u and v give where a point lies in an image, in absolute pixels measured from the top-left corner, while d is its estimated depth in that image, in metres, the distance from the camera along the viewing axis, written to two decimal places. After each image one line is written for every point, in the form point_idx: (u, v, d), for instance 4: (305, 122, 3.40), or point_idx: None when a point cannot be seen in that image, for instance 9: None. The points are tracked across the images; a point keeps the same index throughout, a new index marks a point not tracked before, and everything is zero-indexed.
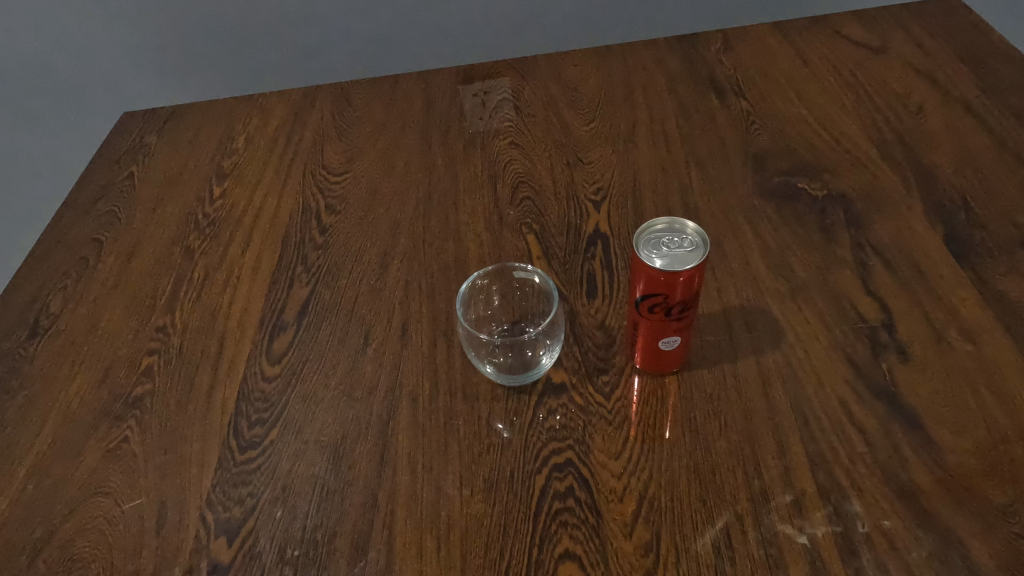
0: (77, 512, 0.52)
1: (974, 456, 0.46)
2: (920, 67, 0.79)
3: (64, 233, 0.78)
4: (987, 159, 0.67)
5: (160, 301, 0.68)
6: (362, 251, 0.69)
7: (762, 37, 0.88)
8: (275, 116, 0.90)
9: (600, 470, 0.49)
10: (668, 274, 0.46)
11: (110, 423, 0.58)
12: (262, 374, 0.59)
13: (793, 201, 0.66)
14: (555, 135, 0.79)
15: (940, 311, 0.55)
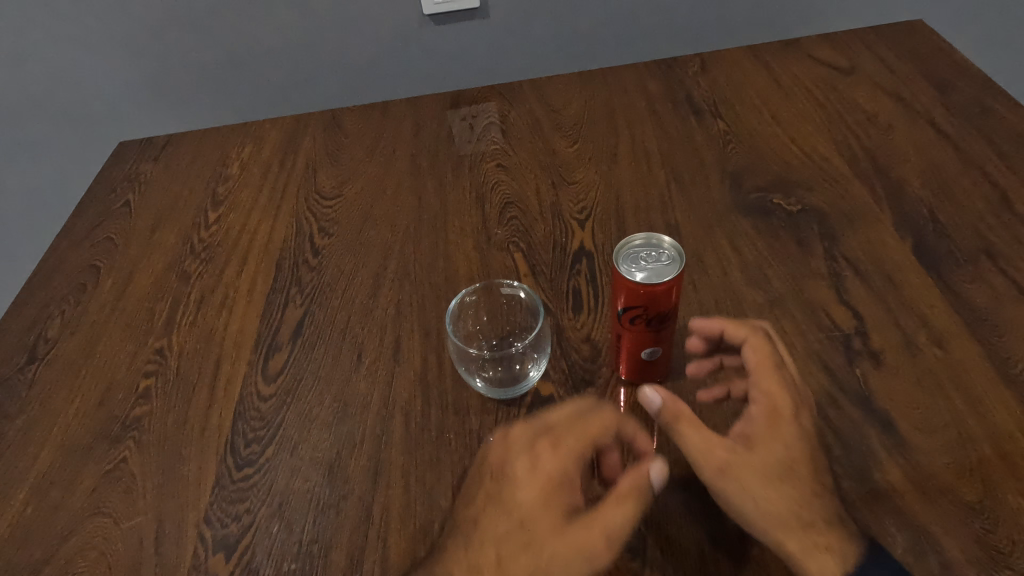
0: (76, 533, 0.53)
1: (944, 455, 0.49)
2: (887, 86, 0.83)
3: (62, 259, 0.79)
4: (952, 172, 0.70)
5: (158, 325, 0.69)
6: (355, 272, 0.71)
7: (737, 59, 0.92)
8: (268, 142, 0.92)
9: (588, 474, 0.51)
10: (647, 287, 0.48)
11: (109, 444, 0.59)
12: (258, 394, 0.60)
13: (770, 216, 0.69)
14: (541, 157, 0.82)
15: (910, 317, 0.57)
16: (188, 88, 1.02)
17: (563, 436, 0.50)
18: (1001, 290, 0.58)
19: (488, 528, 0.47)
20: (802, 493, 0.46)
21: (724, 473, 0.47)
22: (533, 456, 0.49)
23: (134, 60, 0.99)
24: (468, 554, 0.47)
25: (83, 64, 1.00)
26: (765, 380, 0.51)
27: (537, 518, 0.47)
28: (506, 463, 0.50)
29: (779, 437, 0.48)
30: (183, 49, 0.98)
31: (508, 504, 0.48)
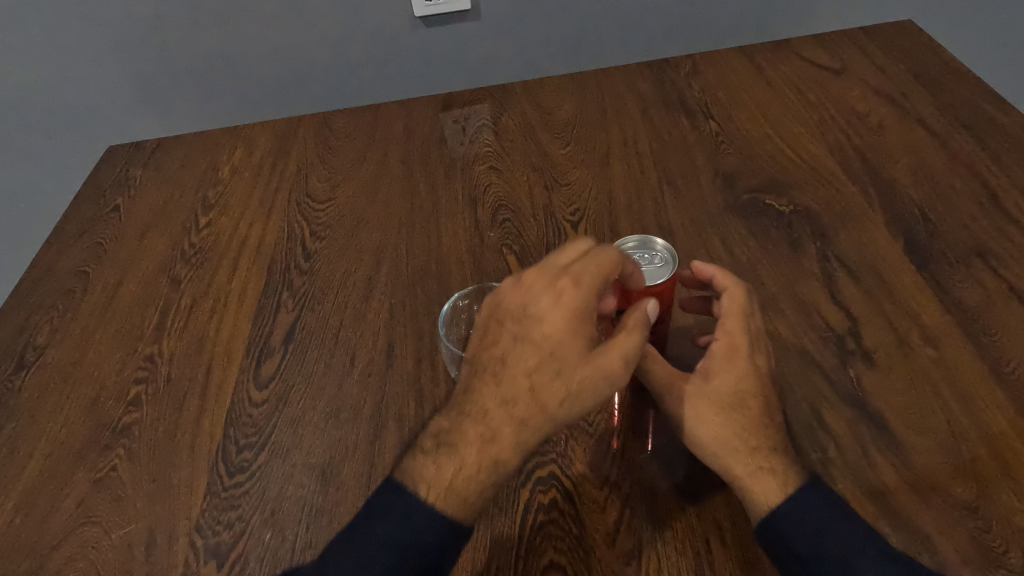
0: (65, 543, 0.52)
1: (938, 454, 0.49)
2: (878, 86, 0.83)
3: (51, 266, 0.78)
4: (942, 171, 0.70)
5: (148, 331, 0.68)
6: (348, 276, 0.70)
7: (729, 61, 0.92)
8: (259, 146, 0.92)
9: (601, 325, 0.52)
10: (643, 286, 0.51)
11: (99, 452, 0.58)
12: (249, 400, 0.60)
13: (762, 216, 0.69)
14: (533, 159, 0.82)
15: (903, 317, 0.58)
16: (179, 91, 1.02)
17: (580, 275, 0.49)
18: (993, 289, 0.59)
19: (517, 362, 0.49)
20: (750, 423, 0.47)
21: (678, 402, 0.49)
22: (555, 294, 0.49)
23: (123, 62, 0.98)
24: (499, 385, 0.48)
25: (71, 67, 0.99)
26: (730, 323, 0.51)
27: (565, 349, 0.48)
28: (528, 305, 0.50)
29: (731, 373, 0.49)
30: (173, 51, 0.97)
31: (534, 338, 0.49)
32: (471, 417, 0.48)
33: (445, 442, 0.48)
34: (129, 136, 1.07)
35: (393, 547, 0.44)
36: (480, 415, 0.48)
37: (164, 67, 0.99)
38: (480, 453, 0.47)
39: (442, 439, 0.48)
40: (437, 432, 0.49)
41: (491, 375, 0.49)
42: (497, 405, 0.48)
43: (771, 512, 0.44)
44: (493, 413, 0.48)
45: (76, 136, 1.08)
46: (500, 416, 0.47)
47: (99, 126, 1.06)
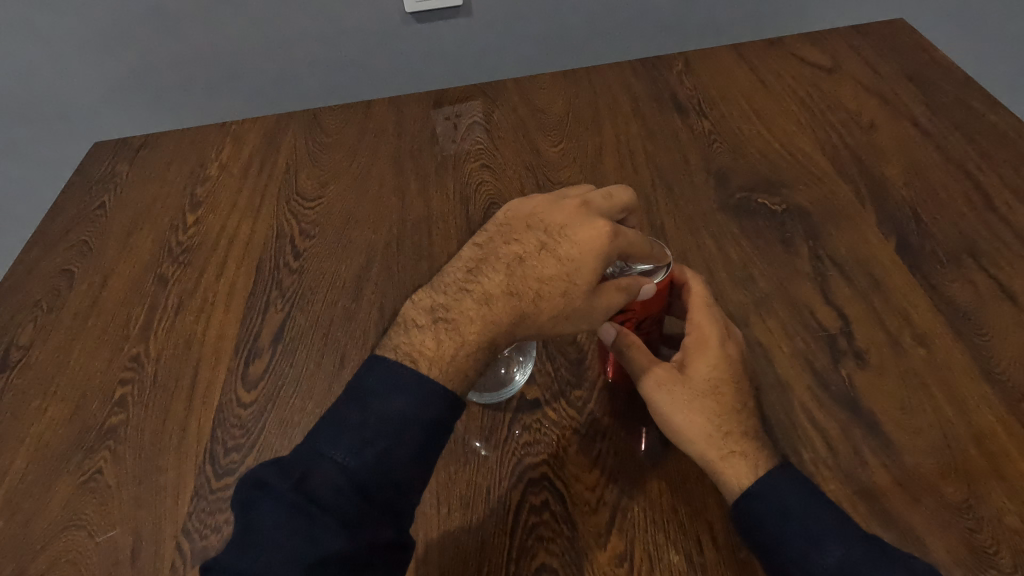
0: (48, 548, 0.52)
1: (930, 455, 0.49)
2: (869, 85, 0.83)
3: (35, 264, 0.77)
4: (934, 170, 0.70)
5: (134, 330, 0.67)
6: (337, 274, 0.70)
7: (722, 58, 0.92)
8: (248, 142, 0.91)
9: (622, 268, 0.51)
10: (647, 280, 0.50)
11: (83, 454, 0.57)
12: (238, 400, 0.59)
13: (754, 215, 0.69)
14: (525, 156, 0.81)
15: (895, 316, 0.58)
16: (164, 86, 1.00)
17: (623, 230, 0.49)
18: (984, 289, 0.59)
19: (531, 268, 0.49)
20: (722, 409, 0.47)
21: (658, 387, 0.49)
22: (596, 229, 0.49)
23: (105, 56, 0.97)
24: (509, 279, 0.49)
25: (53, 63, 0.97)
26: (698, 316, 0.50)
27: (582, 271, 0.48)
28: (562, 223, 0.50)
29: (703, 359, 0.49)
30: (158, 44, 0.95)
31: (559, 251, 0.49)
32: (475, 297, 0.49)
33: (446, 320, 0.48)
34: (114, 132, 1.06)
35: (393, 423, 0.44)
36: (483, 298, 0.49)
37: (148, 62, 0.97)
38: (481, 332, 0.47)
39: (441, 317, 0.49)
40: (434, 309, 0.50)
41: (504, 267, 0.50)
42: (502, 294, 0.48)
43: (745, 490, 0.45)
44: (498, 303, 0.48)
45: (59, 132, 1.06)
46: (504, 306, 0.48)
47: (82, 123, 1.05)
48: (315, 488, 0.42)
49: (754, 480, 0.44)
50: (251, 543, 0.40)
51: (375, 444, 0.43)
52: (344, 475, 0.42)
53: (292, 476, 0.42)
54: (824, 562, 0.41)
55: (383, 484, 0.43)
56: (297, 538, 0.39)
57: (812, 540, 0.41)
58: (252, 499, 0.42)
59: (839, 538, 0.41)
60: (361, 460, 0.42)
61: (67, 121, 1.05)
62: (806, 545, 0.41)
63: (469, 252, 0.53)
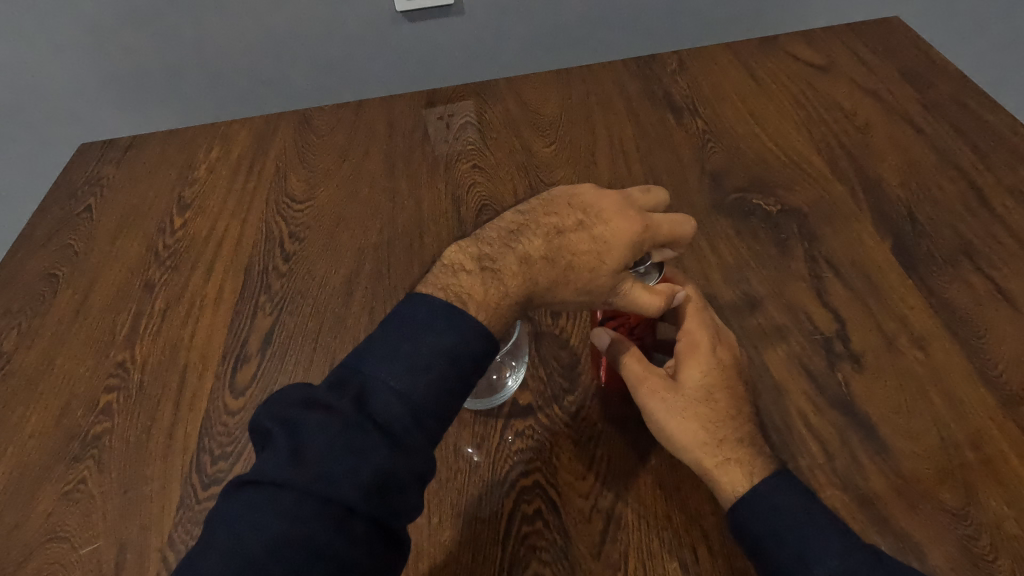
0: (30, 560, 0.50)
1: (927, 459, 0.48)
2: (864, 84, 0.82)
3: (19, 268, 0.76)
4: (929, 170, 0.70)
5: (120, 336, 0.66)
6: (326, 278, 0.69)
7: (716, 57, 0.91)
8: (237, 143, 0.89)
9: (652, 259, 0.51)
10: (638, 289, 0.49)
11: (66, 464, 0.56)
12: (225, 408, 0.58)
13: (749, 216, 0.68)
14: (517, 157, 0.80)
15: (891, 319, 0.57)
16: (153, 86, 0.99)
17: (656, 219, 0.50)
18: (980, 291, 0.58)
19: (568, 240, 0.49)
20: (716, 416, 0.47)
21: (651, 395, 0.48)
22: (630, 219, 0.49)
23: (91, 56, 0.95)
24: (547, 246, 0.49)
25: (39, 63, 0.96)
26: (689, 322, 0.49)
27: (613, 252, 0.47)
28: (602, 206, 0.50)
29: (696, 365, 0.48)
30: (144, 43, 0.94)
31: (595, 231, 0.49)
32: (516, 255, 0.49)
33: (492, 269, 0.48)
34: (103, 133, 1.04)
35: (446, 354, 0.43)
36: (521, 257, 0.49)
37: (136, 62, 0.96)
38: (522, 287, 0.48)
39: (487, 265, 0.48)
40: (479, 257, 0.49)
41: (544, 234, 0.50)
42: (541, 259, 0.49)
43: (739, 499, 0.44)
44: (538, 269, 0.48)
45: (46, 134, 1.05)
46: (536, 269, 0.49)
47: (69, 123, 1.03)
48: (370, 410, 0.40)
49: (751, 488, 0.44)
50: (301, 455, 0.38)
51: (427, 373, 0.42)
52: (398, 402, 0.41)
53: (347, 396, 0.41)
54: (819, 569, 0.40)
55: (430, 416, 0.42)
56: (350, 456, 0.38)
57: (809, 546, 0.41)
58: (301, 416, 0.40)
59: (835, 545, 0.40)
60: (415, 386, 0.42)
61: (53, 122, 1.03)
62: (802, 553, 0.41)
63: (511, 216, 0.52)
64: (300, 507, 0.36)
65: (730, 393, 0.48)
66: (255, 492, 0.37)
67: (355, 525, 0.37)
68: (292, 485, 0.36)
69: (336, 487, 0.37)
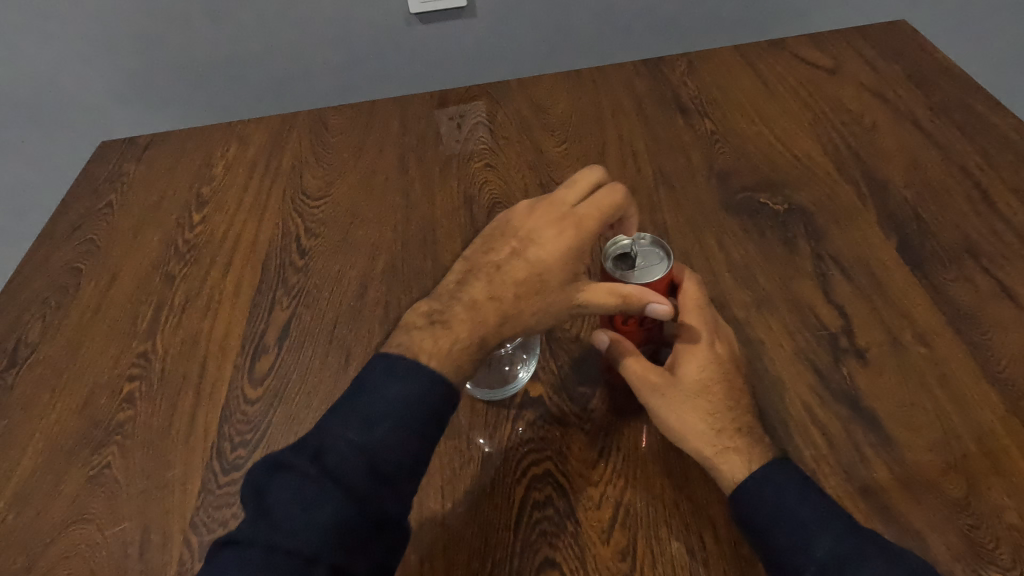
0: (58, 540, 0.52)
1: (930, 452, 0.49)
2: (871, 86, 0.83)
3: (43, 262, 0.78)
4: (935, 171, 0.71)
5: (142, 328, 0.68)
6: (341, 273, 0.70)
7: (724, 58, 0.92)
8: (254, 141, 0.91)
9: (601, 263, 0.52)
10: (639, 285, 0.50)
11: (91, 450, 0.58)
12: (244, 397, 0.60)
13: (756, 215, 0.69)
14: (528, 156, 0.82)
15: (896, 316, 0.58)
16: (174, 86, 1.01)
17: (583, 216, 0.53)
18: (983, 289, 0.59)
19: (507, 272, 0.51)
20: (714, 408, 0.48)
21: (652, 392, 0.50)
22: (560, 228, 0.53)
23: (114, 56, 0.97)
24: (489, 285, 0.51)
25: (64, 63, 0.98)
26: (689, 318, 0.51)
27: (551, 269, 0.51)
28: (531, 226, 0.54)
29: (694, 360, 0.49)
30: (165, 43, 0.96)
31: (530, 254, 0.52)
32: (462, 303, 0.51)
33: (441, 322, 0.50)
34: (128, 131, 1.07)
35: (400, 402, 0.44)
36: (468, 303, 0.51)
37: (158, 63, 0.98)
38: (472, 332, 0.49)
39: (436, 318, 0.50)
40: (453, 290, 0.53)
41: (485, 274, 0.52)
42: (486, 300, 0.50)
43: (739, 485, 0.45)
44: (487, 317, 0.50)
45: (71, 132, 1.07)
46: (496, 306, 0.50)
47: (94, 121, 1.06)
48: (328, 463, 0.42)
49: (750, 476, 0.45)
50: (266, 515, 0.40)
51: (383, 422, 0.43)
52: (352, 450, 0.42)
53: (308, 452, 0.43)
54: (814, 553, 0.41)
55: (388, 461, 0.43)
56: (307, 510, 0.39)
57: (805, 531, 0.42)
58: (266, 477, 0.42)
59: (831, 531, 0.42)
60: (370, 436, 0.43)
61: (78, 119, 1.05)
62: (796, 537, 0.42)
63: (455, 269, 0.55)
64: (263, 562, 0.38)
65: (730, 386, 0.49)
66: (228, 552, 0.39)
67: (317, 572, 0.38)
68: (256, 543, 0.39)
69: (296, 538, 0.39)
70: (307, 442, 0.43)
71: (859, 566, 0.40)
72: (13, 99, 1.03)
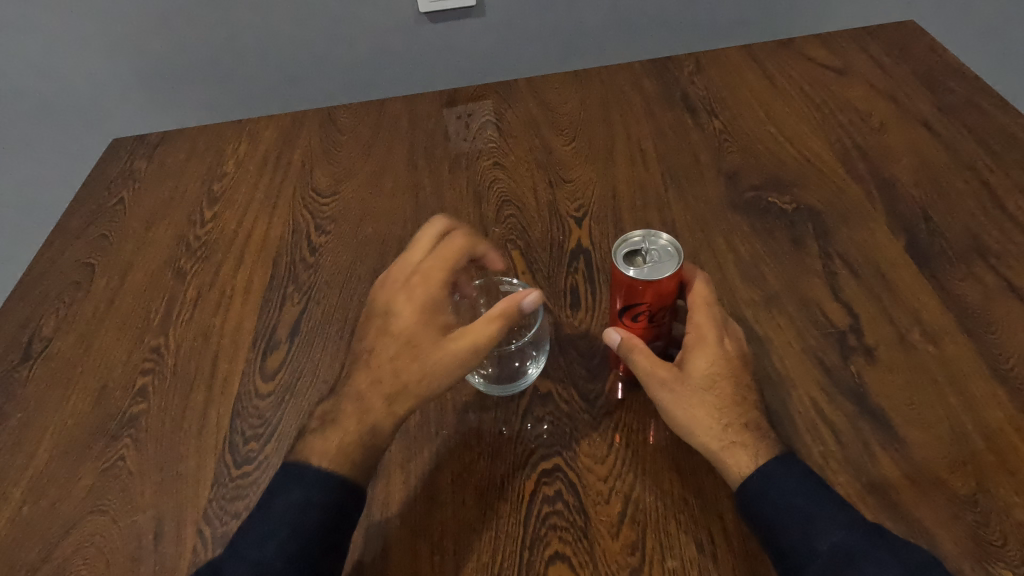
0: (74, 530, 0.53)
1: (938, 449, 0.49)
2: (879, 86, 0.84)
3: (56, 257, 0.79)
4: (943, 171, 0.71)
5: (154, 322, 0.69)
6: (351, 270, 0.71)
7: (732, 58, 0.92)
8: (264, 139, 0.92)
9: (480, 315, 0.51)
10: (647, 282, 0.48)
11: (106, 442, 0.59)
12: (256, 391, 0.60)
13: (764, 214, 0.70)
14: (537, 155, 0.82)
15: (904, 314, 0.58)
16: (186, 83, 1.02)
17: (426, 268, 0.54)
18: (992, 288, 0.59)
19: (380, 354, 0.52)
20: (722, 403, 0.48)
21: (660, 386, 0.49)
22: (409, 291, 0.53)
23: (128, 54, 0.98)
24: (368, 371, 0.52)
25: (79, 60, 0.99)
26: (698, 314, 0.51)
27: (419, 336, 0.51)
28: (385, 299, 0.54)
29: (703, 356, 0.50)
30: (177, 41, 0.97)
31: (395, 331, 0.52)
32: (351, 395, 0.51)
33: (329, 420, 0.50)
34: (142, 128, 1.08)
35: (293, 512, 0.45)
36: (354, 397, 0.51)
37: (170, 60, 0.99)
38: (359, 421, 0.49)
39: (325, 416, 0.51)
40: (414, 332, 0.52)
41: (365, 364, 0.52)
42: (369, 386, 0.51)
43: (745, 480, 0.46)
44: (374, 407, 0.50)
45: (86, 128, 1.08)
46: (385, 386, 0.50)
47: (109, 118, 1.07)
48: None
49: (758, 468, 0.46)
50: None
51: (276, 538, 0.45)
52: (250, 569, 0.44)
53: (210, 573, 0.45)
54: (820, 544, 0.42)
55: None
56: None
57: (812, 522, 0.43)
58: None
59: (837, 523, 0.43)
60: (264, 553, 0.44)
61: (94, 116, 1.06)
62: (803, 528, 0.43)
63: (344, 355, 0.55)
64: None
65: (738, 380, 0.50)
66: None
67: None
68: None
69: None
70: (225, 558, 0.45)
71: (865, 557, 0.41)
72: (27, 96, 1.03)
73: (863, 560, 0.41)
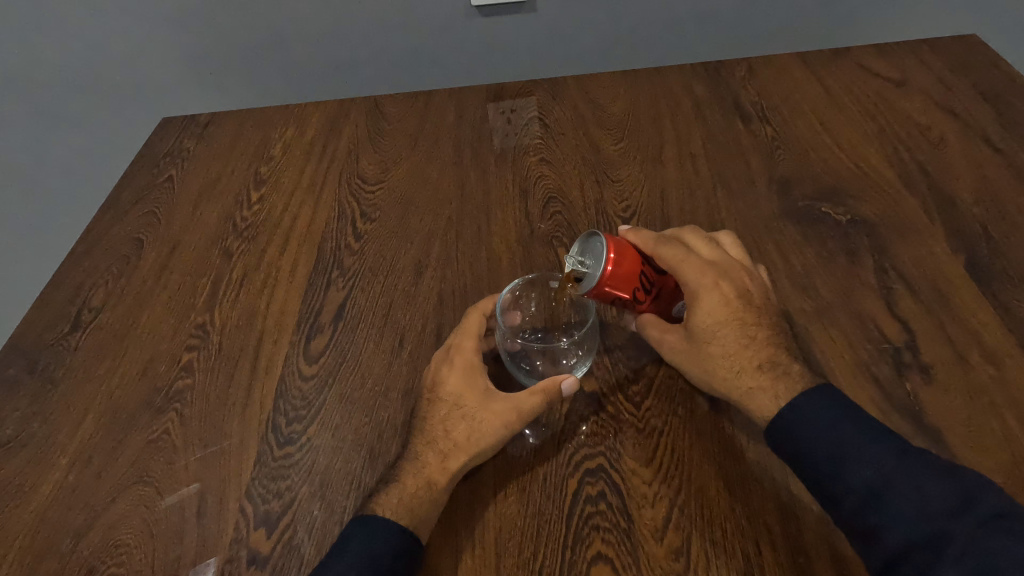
0: (118, 501, 0.54)
1: (997, 473, 0.48)
2: (939, 100, 0.81)
3: (106, 231, 0.80)
4: (1006, 190, 0.69)
5: (200, 300, 0.70)
6: (397, 258, 0.71)
7: (787, 65, 0.91)
8: (311, 125, 0.92)
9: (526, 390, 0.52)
10: (607, 274, 0.50)
11: (151, 415, 0.59)
12: (300, 373, 0.61)
13: (817, 224, 0.68)
14: (584, 153, 0.82)
15: (962, 333, 0.57)
16: (239, 65, 1.03)
17: (463, 341, 0.56)
18: None
19: (430, 419, 0.53)
20: (725, 353, 0.52)
21: (671, 350, 0.55)
22: (450, 358, 0.55)
23: (184, 34, 1.00)
24: (419, 436, 0.52)
25: (139, 37, 1.01)
26: (686, 272, 0.53)
27: (466, 400, 0.53)
28: (427, 370, 0.56)
29: (702, 307, 0.53)
30: (231, 23, 0.98)
31: (443, 398, 0.53)
32: (404, 456, 0.52)
33: (386, 482, 0.51)
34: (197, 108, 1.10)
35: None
36: (407, 456, 0.52)
37: (224, 41, 1.00)
38: (416, 478, 0.50)
39: (378, 482, 0.51)
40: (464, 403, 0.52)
41: (416, 433, 0.53)
42: (423, 447, 0.52)
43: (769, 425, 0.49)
44: (427, 464, 0.51)
45: (144, 103, 1.11)
46: (440, 449, 0.51)
47: (168, 94, 1.10)
48: None
49: (779, 411, 0.48)
50: None
51: None
52: None
53: None
54: (852, 483, 0.43)
55: None
56: None
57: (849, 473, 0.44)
58: None
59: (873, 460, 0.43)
60: None
61: (154, 92, 1.09)
62: (839, 477, 0.44)
63: (388, 421, 0.56)
64: None
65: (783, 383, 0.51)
66: None
67: None
68: None
69: None
70: None
71: (899, 492, 0.41)
72: (88, 68, 1.06)
73: (898, 490, 0.42)
